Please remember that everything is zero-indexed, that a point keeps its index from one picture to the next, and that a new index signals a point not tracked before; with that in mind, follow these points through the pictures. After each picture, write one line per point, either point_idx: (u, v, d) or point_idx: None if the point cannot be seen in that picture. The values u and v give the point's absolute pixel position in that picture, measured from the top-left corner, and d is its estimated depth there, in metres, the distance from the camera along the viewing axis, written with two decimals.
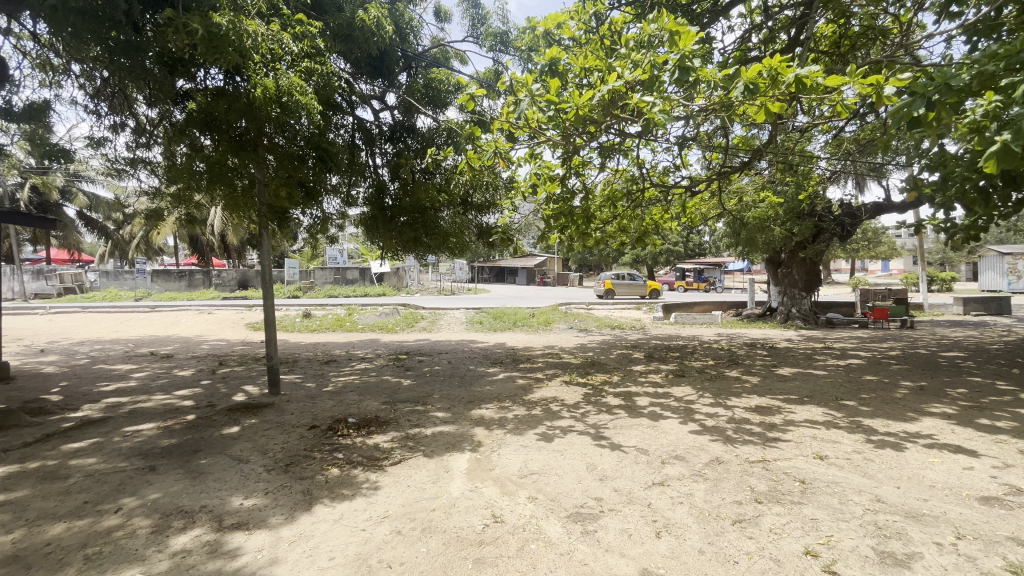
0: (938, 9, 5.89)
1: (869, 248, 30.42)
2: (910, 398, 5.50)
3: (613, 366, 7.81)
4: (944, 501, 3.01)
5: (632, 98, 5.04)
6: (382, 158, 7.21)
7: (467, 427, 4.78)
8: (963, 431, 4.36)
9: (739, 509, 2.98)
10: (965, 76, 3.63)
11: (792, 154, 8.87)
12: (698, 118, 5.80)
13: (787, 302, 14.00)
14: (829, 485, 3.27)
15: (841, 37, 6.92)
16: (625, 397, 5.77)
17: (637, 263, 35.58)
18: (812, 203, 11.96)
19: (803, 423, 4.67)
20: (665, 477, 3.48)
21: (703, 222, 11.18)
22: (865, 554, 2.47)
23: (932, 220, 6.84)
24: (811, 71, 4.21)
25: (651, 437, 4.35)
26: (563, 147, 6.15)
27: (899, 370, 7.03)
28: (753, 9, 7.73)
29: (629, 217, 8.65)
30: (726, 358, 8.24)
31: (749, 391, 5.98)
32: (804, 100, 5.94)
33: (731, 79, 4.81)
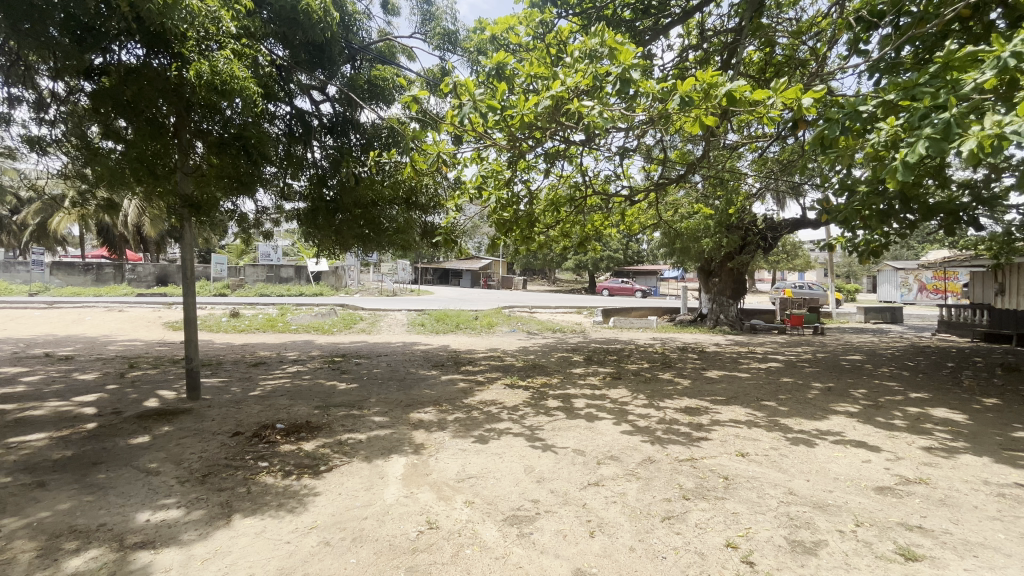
0: (848, 46, 6.52)
1: (789, 261, 33.02)
2: (820, 398, 6.01)
3: (553, 368, 7.93)
4: (846, 492, 3.30)
5: (576, 106, 5.12)
6: (322, 152, 6.89)
7: (405, 430, 4.66)
8: (863, 427, 4.81)
9: (668, 506, 3.10)
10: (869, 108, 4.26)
11: (723, 168, 9.46)
12: (637, 130, 6.06)
13: (716, 309, 14.88)
14: (748, 481, 3.49)
15: (767, 64, 7.46)
16: (564, 400, 5.88)
17: (580, 268, 36.39)
18: (740, 216, 12.76)
19: (727, 422, 4.96)
20: (600, 477, 3.57)
21: (641, 230, 11.62)
22: (779, 544, 2.65)
23: (840, 238, 7.51)
24: (739, 85, 4.55)
25: (587, 438, 4.45)
26: (508, 149, 6.22)
27: (811, 373, 7.67)
28: (690, 33, 8.21)
29: (571, 222, 8.90)
30: (660, 362, 8.62)
31: (680, 393, 6.29)
32: (735, 118, 6.37)
33: (668, 92, 5.07)
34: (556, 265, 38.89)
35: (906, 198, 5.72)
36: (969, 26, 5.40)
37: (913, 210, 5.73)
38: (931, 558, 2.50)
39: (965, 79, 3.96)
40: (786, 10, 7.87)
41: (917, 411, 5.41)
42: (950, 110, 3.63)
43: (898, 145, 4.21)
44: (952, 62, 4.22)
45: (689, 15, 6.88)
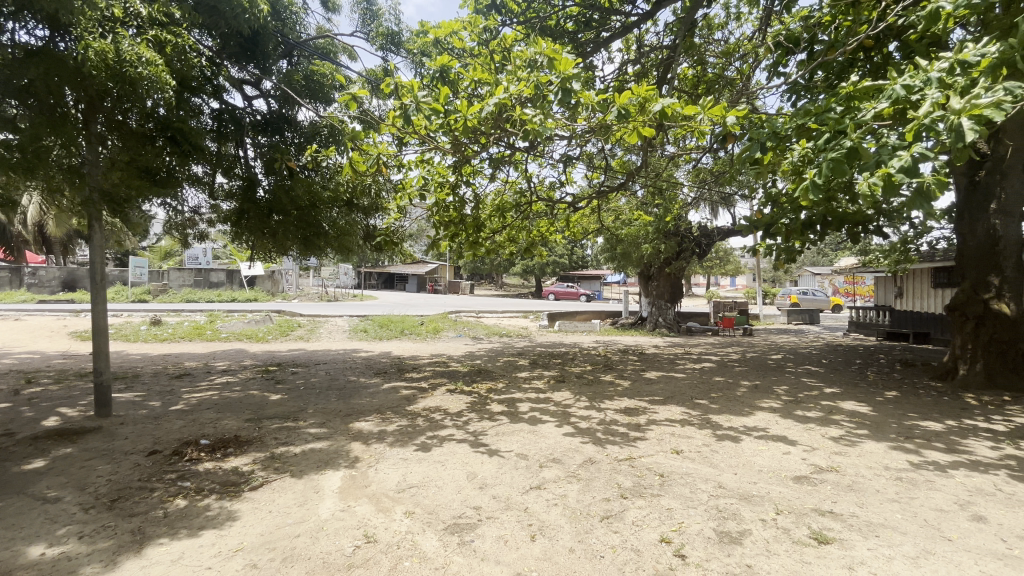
0: (769, 68, 7.05)
1: (721, 266, 35.12)
2: (748, 395, 6.41)
3: (498, 373, 7.94)
4: (768, 483, 3.53)
5: (518, 113, 5.16)
6: (255, 150, 6.54)
7: (343, 442, 4.49)
8: (783, 422, 5.17)
9: (607, 506, 3.18)
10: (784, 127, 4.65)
11: (660, 178, 9.92)
12: (578, 139, 6.24)
13: (654, 312, 15.52)
14: (682, 477, 3.65)
15: (699, 80, 7.90)
16: (508, 404, 5.89)
17: (527, 273, 36.76)
18: (676, 224, 13.42)
19: (664, 421, 5.17)
20: (542, 481, 3.60)
21: (584, 236, 11.93)
22: (708, 536, 2.79)
23: (763, 245, 8.07)
24: (670, 101, 4.81)
25: (530, 442, 4.48)
26: (453, 153, 6.21)
27: (740, 371, 8.18)
28: (629, 47, 8.57)
29: (517, 228, 9.00)
30: (602, 364, 8.87)
31: (620, 394, 6.49)
32: (670, 131, 6.71)
33: (607, 104, 5.26)
34: (503, 270, 39.14)
35: (818, 210, 6.27)
36: (870, 57, 6.02)
37: (825, 221, 6.26)
38: (839, 540, 2.72)
39: (867, 106, 4.40)
40: (716, 31, 8.41)
41: (831, 405, 5.90)
42: (851, 133, 4.02)
43: (811, 160, 4.60)
44: (856, 90, 4.68)
45: (628, 30, 7.18)
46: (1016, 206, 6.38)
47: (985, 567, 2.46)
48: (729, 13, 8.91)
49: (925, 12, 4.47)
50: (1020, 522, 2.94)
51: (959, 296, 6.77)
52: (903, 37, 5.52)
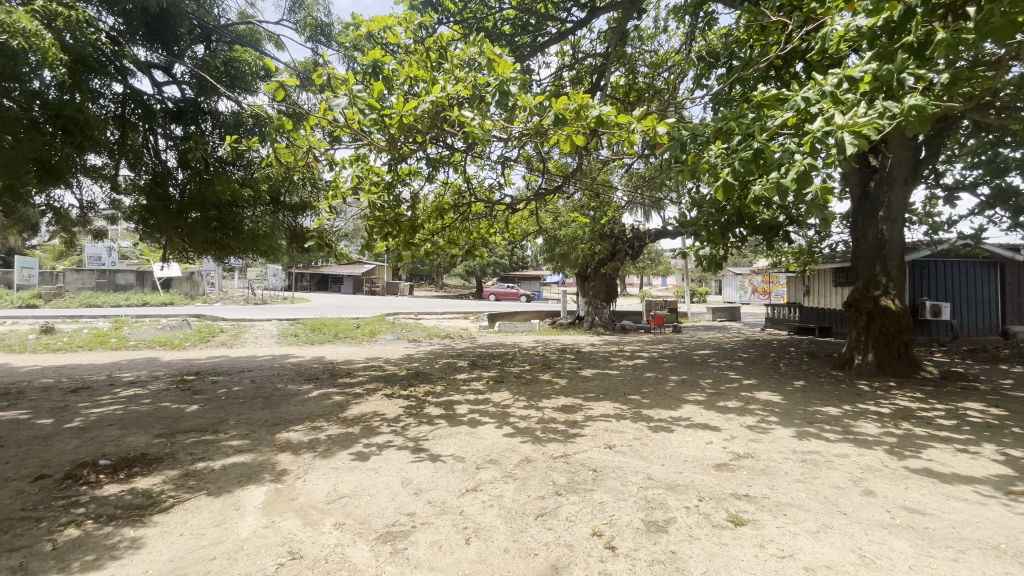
0: (693, 80, 7.51)
1: (654, 267, 36.90)
2: (675, 389, 6.77)
3: (437, 375, 7.84)
4: (692, 472, 3.74)
5: (455, 113, 5.13)
6: (167, 140, 6.00)
7: (268, 454, 4.23)
8: (707, 412, 5.51)
9: (542, 503, 3.23)
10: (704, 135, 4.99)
11: (596, 181, 10.26)
12: (514, 141, 6.31)
13: (591, 312, 15.99)
14: (614, 470, 3.79)
15: (631, 88, 8.26)
16: (446, 407, 5.83)
17: (468, 274, 36.61)
18: (611, 226, 13.94)
19: (599, 417, 5.33)
20: (478, 482, 3.59)
21: (524, 237, 12.09)
22: (637, 526, 2.90)
23: (691, 247, 8.56)
24: (605, 109, 4.97)
25: (468, 444, 4.45)
26: (388, 151, 6.07)
27: (669, 367, 8.62)
28: (565, 52, 8.78)
29: (457, 228, 8.95)
30: (541, 363, 9.02)
31: (557, 392, 6.62)
32: (604, 137, 6.98)
33: (544, 108, 5.36)
34: (444, 271, 38.74)
35: (735, 214, 6.77)
36: (779, 74, 6.55)
37: (744, 225, 6.74)
38: (753, 521, 2.93)
39: (776, 118, 4.80)
40: (646, 42, 8.82)
41: (749, 396, 6.36)
42: (759, 140, 4.42)
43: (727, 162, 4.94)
44: (766, 101, 5.08)
45: (564, 37, 7.36)
46: (898, 214, 7.22)
47: (873, 535, 2.75)
48: (658, 25, 9.38)
49: (823, 35, 4.94)
50: (902, 493, 3.31)
51: (854, 293, 7.54)
52: (806, 58, 6.08)
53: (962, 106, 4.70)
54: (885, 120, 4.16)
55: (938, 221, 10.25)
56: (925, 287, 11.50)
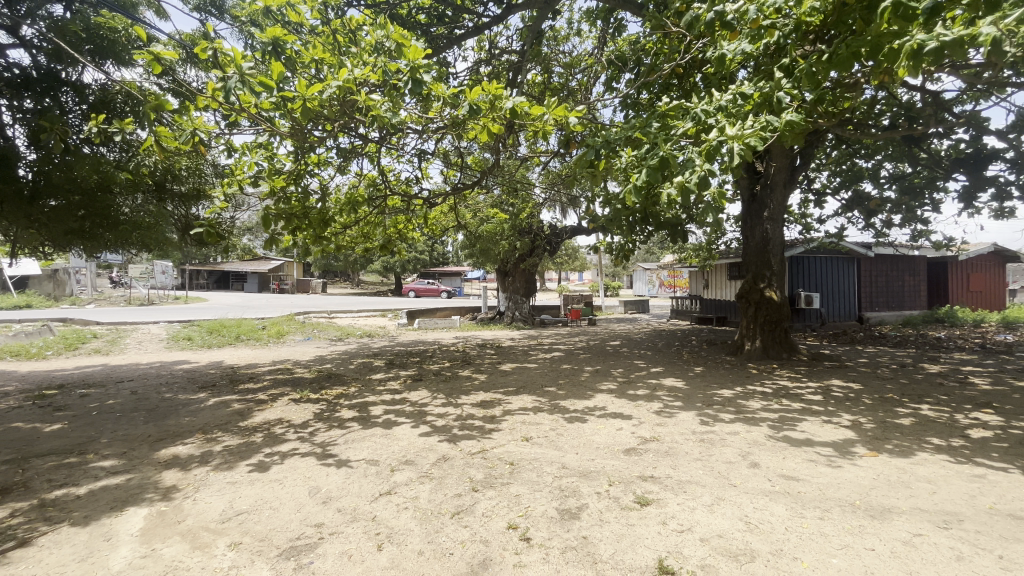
0: (605, 82, 7.83)
1: (571, 262, 38.29)
2: (590, 380, 7.06)
3: (351, 376, 7.49)
4: (603, 458, 3.91)
5: (363, 99, 4.88)
6: (12, 114, 5.07)
7: (150, 473, 3.75)
8: (618, 400, 5.80)
9: (459, 501, 3.19)
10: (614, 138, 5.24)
11: (515, 177, 10.38)
12: (430, 133, 6.19)
13: (511, 306, 16.22)
14: (530, 462, 3.85)
15: (546, 86, 8.44)
16: (360, 409, 5.57)
17: (387, 271, 35.41)
18: (530, 222, 14.20)
19: (517, 411, 5.40)
20: (393, 485, 3.47)
21: (443, 232, 11.93)
22: (551, 516, 2.97)
23: (603, 242, 8.97)
24: (518, 101, 5.01)
25: (382, 446, 4.29)
26: (294, 139, 5.65)
27: (584, 358, 8.97)
28: (481, 47, 8.76)
29: (371, 222, 8.61)
30: (461, 360, 8.97)
31: (476, 388, 6.61)
32: (520, 134, 7.07)
33: (458, 99, 5.28)
34: (360, 267, 37.21)
35: (643, 212, 7.20)
36: (680, 84, 7.03)
37: (649, 222, 7.19)
38: (657, 500, 3.13)
39: (677, 126, 5.16)
40: (561, 43, 9.05)
41: (655, 383, 6.79)
42: (663, 148, 4.73)
43: (637, 166, 5.23)
44: (668, 110, 5.45)
45: (481, 31, 7.32)
46: (779, 214, 8.12)
47: (758, 503, 3.05)
48: (572, 28, 9.67)
49: (716, 55, 5.40)
50: (781, 463, 3.72)
51: (744, 286, 8.35)
52: (702, 70, 6.59)
53: (826, 122, 5.36)
54: (767, 132, 4.64)
55: (810, 222, 11.67)
56: (800, 280, 13.05)
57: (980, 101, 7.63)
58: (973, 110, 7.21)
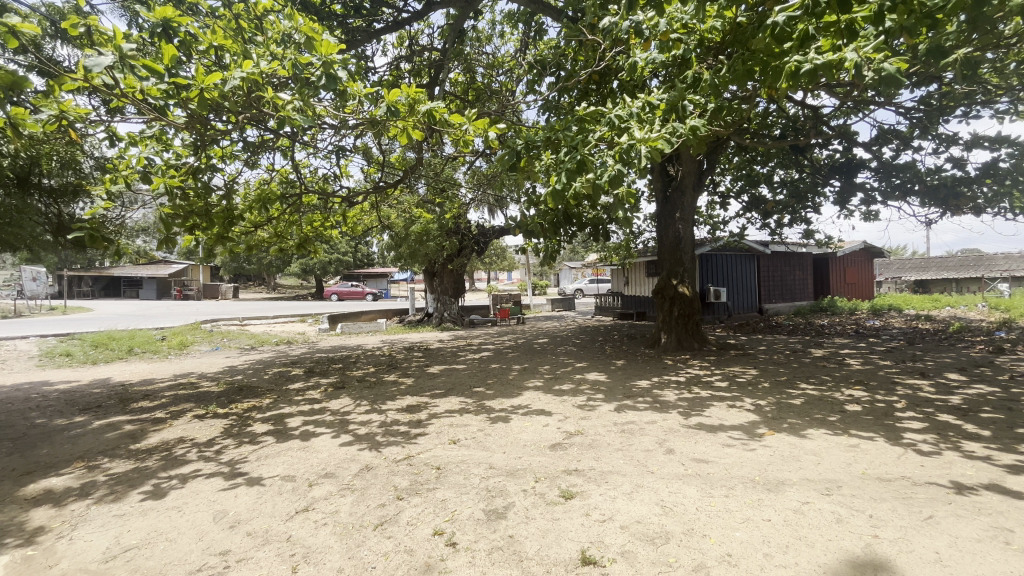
0: (527, 85, 7.95)
1: (500, 262, 38.59)
2: (517, 378, 7.14)
3: (265, 387, 6.99)
4: (529, 455, 3.97)
5: (269, 95, 4.56)
6: None
7: (14, 513, 3.23)
8: (544, 397, 5.92)
9: (382, 512, 3.07)
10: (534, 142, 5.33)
11: (440, 177, 10.25)
12: (347, 130, 5.94)
13: (440, 308, 16.00)
14: (457, 465, 3.81)
15: (470, 86, 8.41)
16: (275, 421, 5.21)
17: (306, 274, 33.49)
18: (457, 222, 14.10)
19: (444, 414, 5.32)
20: (311, 501, 3.27)
21: (366, 232, 11.50)
22: (477, 518, 2.95)
23: (528, 243, 9.11)
24: (437, 106, 4.96)
25: (299, 460, 4.03)
26: (191, 131, 5.14)
27: (512, 357, 9.07)
28: (402, 42, 8.55)
29: (285, 222, 8.09)
30: (386, 364, 8.69)
31: (403, 392, 6.44)
32: (444, 133, 6.99)
33: (376, 97, 5.09)
34: (276, 270, 34.86)
35: (565, 213, 7.41)
36: (598, 89, 7.30)
37: (571, 223, 7.40)
38: (580, 493, 3.22)
39: (594, 130, 5.37)
40: (484, 44, 9.06)
41: (580, 377, 7.01)
42: (581, 151, 4.89)
43: (556, 167, 5.38)
44: (586, 114, 5.65)
45: (400, 27, 7.13)
46: (689, 216, 8.71)
47: (672, 487, 3.24)
48: (494, 29, 9.72)
49: (629, 62, 5.66)
50: (693, 447, 3.98)
51: (660, 282, 8.87)
52: (618, 78, 6.90)
53: (726, 130, 5.82)
54: (674, 138, 4.96)
55: (716, 222, 12.66)
56: (708, 276, 14.13)
57: (850, 116, 8.70)
58: (845, 124, 8.20)
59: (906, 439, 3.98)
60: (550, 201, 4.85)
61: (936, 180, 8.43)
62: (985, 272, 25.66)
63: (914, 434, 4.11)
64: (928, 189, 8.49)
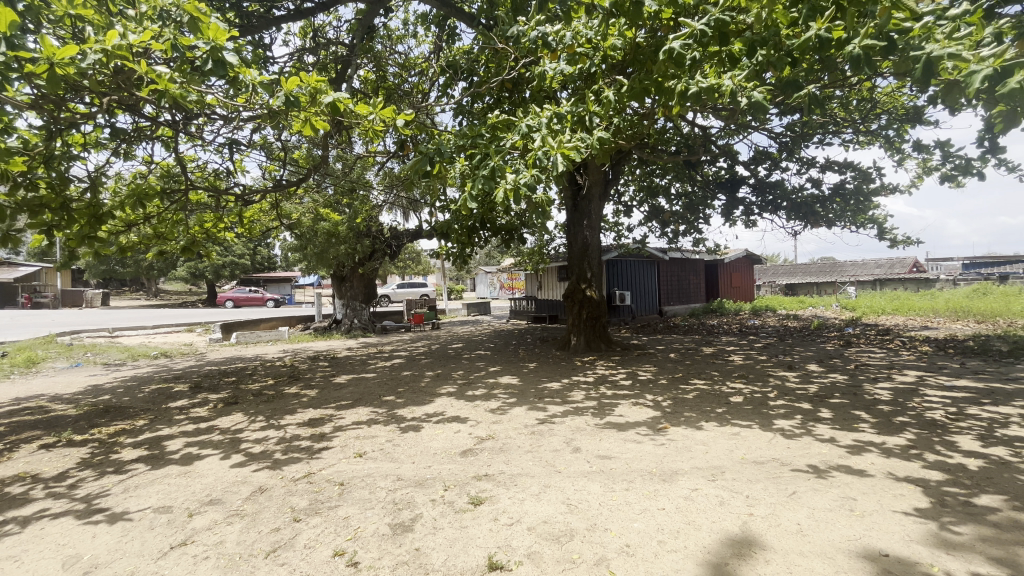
0: (440, 88, 7.89)
1: (415, 266, 37.80)
2: (430, 385, 7.01)
3: (139, 407, 6.16)
4: (439, 463, 3.89)
5: (141, 74, 4.03)
6: None
7: None
8: (457, 403, 5.86)
9: (275, 537, 2.83)
10: (446, 147, 5.29)
11: (349, 177, 9.80)
12: (241, 121, 5.45)
13: (350, 314, 15.25)
14: (362, 479, 3.63)
15: (380, 85, 8.15)
16: (149, 445, 4.60)
17: (196, 278, 30.21)
18: (368, 224, 13.57)
19: (350, 426, 5.05)
20: (191, 533, 2.92)
21: (266, 234, 10.66)
22: (382, 533, 2.83)
23: (443, 247, 9.02)
24: (341, 97, 4.68)
25: (178, 487, 3.59)
26: (41, 110, 4.39)
27: (426, 363, 8.88)
28: (305, 32, 8.06)
29: (168, 220, 7.23)
30: (287, 375, 8.08)
31: (304, 405, 6.02)
32: (352, 131, 6.68)
33: (273, 87, 4.72)
34: (158, 274, 31.02)
35: (478, 218, 7.45)
36: (511, 97, 7.45)
37: (485, 228, 7.45)
38: (490, 498, 3.21)
39: (506, 138, 5.45)
40: (396, 43, 8.83)
41: (494, 382, 7.04)
42: (494, 158, 4.94)
43: (469, 172, 5.38)
44: (498, 122, 5.72)
45: (304, 16, 6.73)
46: (596, 223, 9.16)
47: (577, 485, 3.36)
48: (407, 29, 9.54)
49: (539, 73, 5.84)
50: (597, 445, 4.17)
51: (570, 286, 9.21)
52: (529, 87, 7.09)
53: (627, 144, 6.22)
54: (582, 149, 5.19)
55: (621, 230, 13.46)
56: (615, 280, 14.98)
57: (733, 138, 9.71)
58: (728, 144, 9.13)
59: (777, 425, 4.50)
60: (465, 206, 4.86)
61: (799, 198, 9.71)
62: (838, 277, 30.01)
63: (783, 420, 4.66)
64: (795, 204, 9.73)
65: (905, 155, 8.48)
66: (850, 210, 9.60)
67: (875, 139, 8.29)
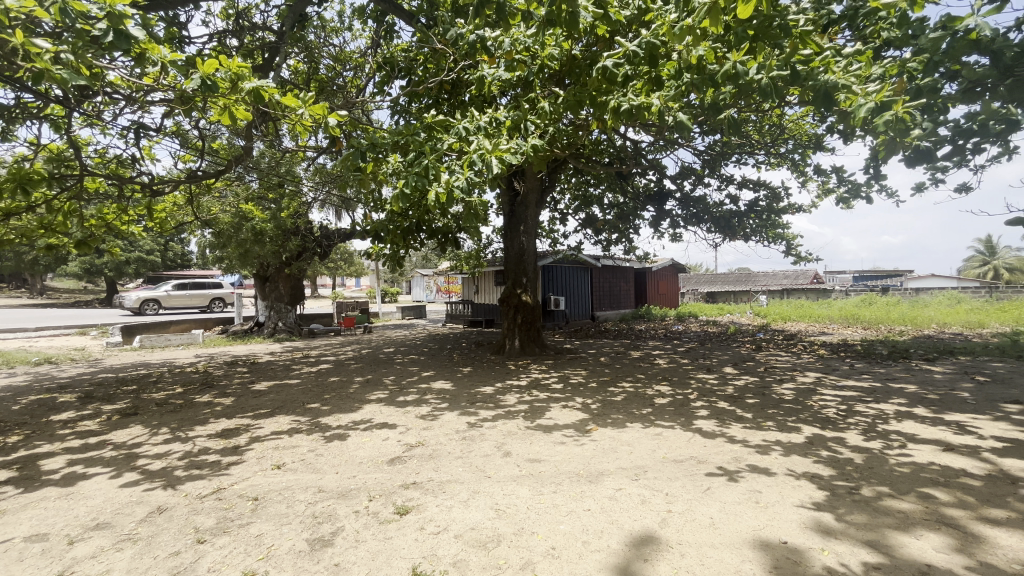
0: (376, 84, 7.66)
1: (348, 267, 36.35)
2: (358, 391, 6.72)
3: (13, 421, 5.38)
4: (365, 473, 3.74)
5: (20, 40, 3.52)
6: None
7: None
8: (386, 410, 5.67)
9: (174, 561, 2.57)
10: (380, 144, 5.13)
11: (275, 171, 9.24)
12: (147, 103, 4.96)
13: (274, 316, 14.34)
14: (279, 493, 3.40)
15: (312, 77, 7.77)
16: (24, 465, 4.03)
17: (93, 275, 27.08)
18: (296, 222, 12.86)
19: (269, 436, 4.71)
20: (71, 562, 2.59)
21: (178, 229, 9.78)
22: (298, 550, 2.66)
23: (376, 248, 8.74)
24: (265, 85, 4.38)
25: (58, 512, 3.17)
26: None
27: (355, 368, 8.53)
28: (228, 14, 7.53)
29: (57, 208, 6.42)
30: (199, 382, 7.43)
31: (217, 414, 5.56)
32: (278, 122, 6.31)
33: (187, 68, 4.34)
34: (46, 270, 27.46)
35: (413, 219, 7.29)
36: (449, 99, 7.39)
37: (420, 229, 7.30)
38: (417, 506, 3.13)
39: (442, 139, 5.38)
40: (329, 34, 8.47)
41: (426, 387, 6.89)
42: (429, 158, 4.85)
43: (404, 172, 5.27)
44: (435, 123, 5.64)
45: None
46: (532, 229, 9.28)
47: (506, 489, 3.35)
48: (342, 21, 9.19)
49: (477, 77, 5.84)
50: (528, 449, 4.19)
51: (505, 291, 9.25)
52: (468, 90, 7.06)
53: (562, 152, 6.37)
54: (519, 155, 5.24)
55: (556, 237, 13.76)
56: (550, 286, 15.26)
57: (661, 152, 10.27)
58: (657, 158, 9.65)
59: (695, 425, 4.77)
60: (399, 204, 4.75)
61: (719, 212, 10.44)
62: (752, 287, 32.58)
63: (701, 420, 4.95)
64: (715, 218, 10.44)
65: (808, 178, 9.38)
66: (762, 226, 10.45)
67: (784, 162, 9.11)
